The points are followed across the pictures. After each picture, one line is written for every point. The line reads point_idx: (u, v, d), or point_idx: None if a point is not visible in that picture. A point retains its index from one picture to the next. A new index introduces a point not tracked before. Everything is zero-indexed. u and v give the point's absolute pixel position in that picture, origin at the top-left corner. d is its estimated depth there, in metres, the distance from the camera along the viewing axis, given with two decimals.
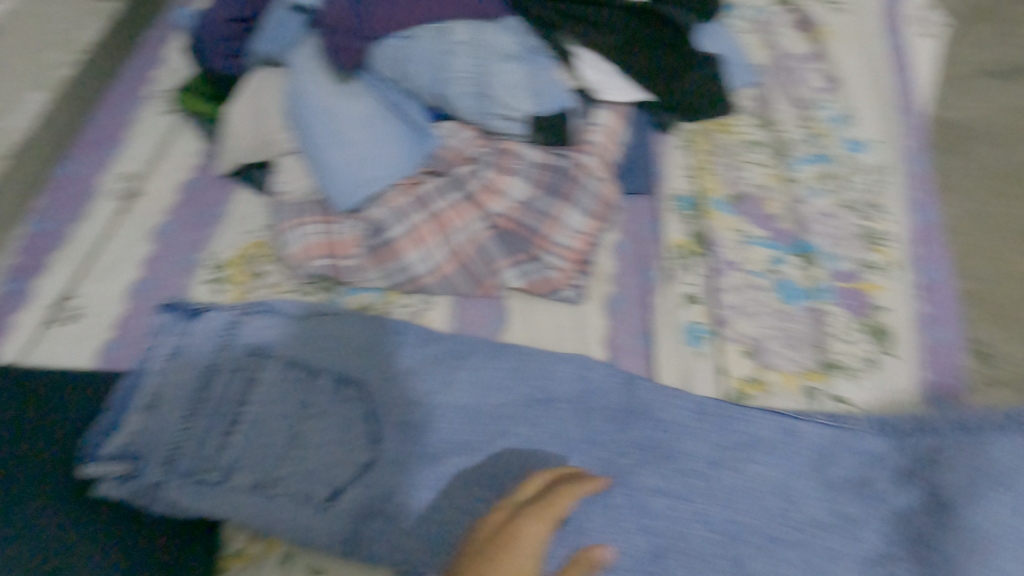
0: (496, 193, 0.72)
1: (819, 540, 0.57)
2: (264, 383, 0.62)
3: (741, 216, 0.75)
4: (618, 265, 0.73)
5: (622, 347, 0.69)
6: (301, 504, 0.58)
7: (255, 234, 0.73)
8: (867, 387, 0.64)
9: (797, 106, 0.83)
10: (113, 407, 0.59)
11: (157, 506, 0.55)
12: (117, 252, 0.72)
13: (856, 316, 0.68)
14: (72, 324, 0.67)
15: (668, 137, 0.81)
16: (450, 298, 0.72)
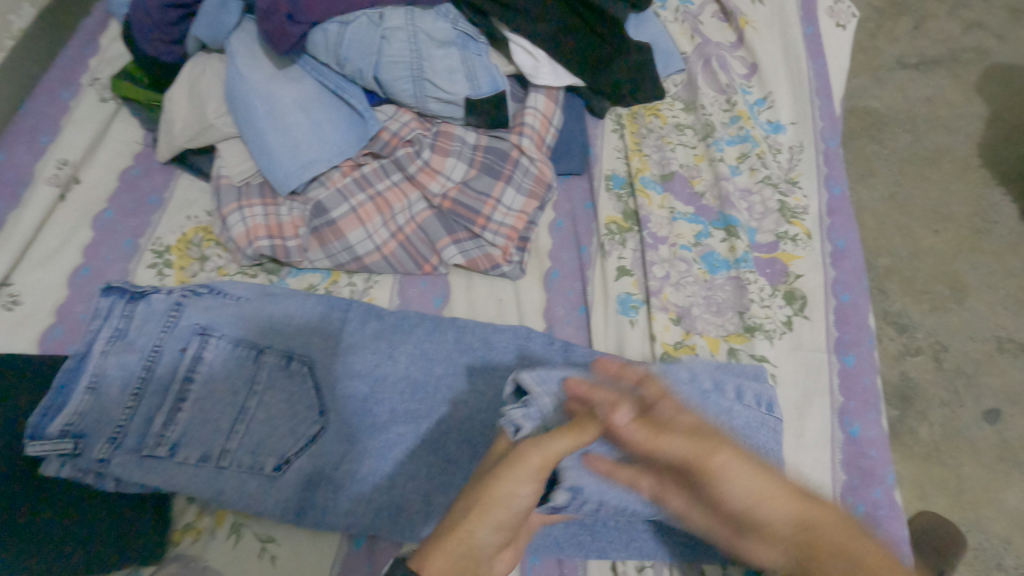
0: (436, 172, 0.74)
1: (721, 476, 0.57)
2: (209, 362, 0.64)
3: (669, 194, 0.79)
4: (555, 241, 0.78)
5: (559, 317, 0.73)
6: (251, 474, 0.61)
7: (198, 219, 0.78)
8: (784, 347, 0.67)
9: (720, 90, 0.87)
10: (54, 387, 0.60)
11: (104, 481, 0.59)
12: (56, 240, 0.74)
13: (771, 283, 0.72)
14: (8, 312, 0.69)
15: (601, 122, 0.86)
16: (393, 276, 0.75)
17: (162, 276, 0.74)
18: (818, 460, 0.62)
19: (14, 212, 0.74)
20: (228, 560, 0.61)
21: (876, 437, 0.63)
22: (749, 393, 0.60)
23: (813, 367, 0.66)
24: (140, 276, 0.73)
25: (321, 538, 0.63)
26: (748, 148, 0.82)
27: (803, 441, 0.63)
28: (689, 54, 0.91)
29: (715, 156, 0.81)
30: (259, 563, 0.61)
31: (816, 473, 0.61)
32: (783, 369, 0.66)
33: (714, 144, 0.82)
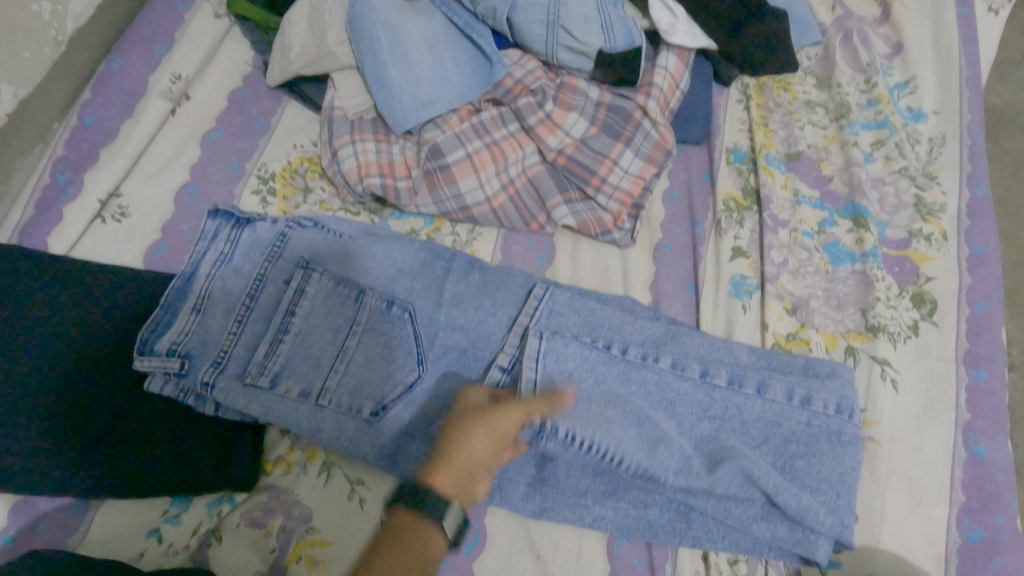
0: (555, 126, 0.71)
1: (815, 473, 0.55)
2: (310, 298, 0.63)
3: (794, 174, 0.75)
4: (668, 212, 0.74)
5: (665, 292, 0.70)
6: (348, 416, 0.61)
7: (304, 149, 0.77)
8: (909, 352, 0.63)
9: (858, 68, 0.81)
10: (162, 305, 0.60)
11: (203, 405, 0.59)
12: (164, 155, 0.73)
13: (898, 282, 0.67)
14: (117, 223, 0.69)
15: (726, 90, 0.81)
16: (497, 230, 0.73)
17: (266, 204, 0.73)
18: (936, 475, 0.58)
19: (128, 122, 0.74)
20: (319, 498, 0.61)
21: (1004, 459, 0.59)
22: (776, 386, 0.58)
23: (938, 376, 0.62)
24: (245, 202, 0.73)
25: None
26: (885, 134, 0.76)
27: (925, 455, 0.59)
28: (827, 26, 0.84)
29: (848, 139, 0.75)
30: (348, 504, 0.61)
31: (937, 491, 0.58)
32: (905, 374, 0.62)
33: (848, 127, 0.76)
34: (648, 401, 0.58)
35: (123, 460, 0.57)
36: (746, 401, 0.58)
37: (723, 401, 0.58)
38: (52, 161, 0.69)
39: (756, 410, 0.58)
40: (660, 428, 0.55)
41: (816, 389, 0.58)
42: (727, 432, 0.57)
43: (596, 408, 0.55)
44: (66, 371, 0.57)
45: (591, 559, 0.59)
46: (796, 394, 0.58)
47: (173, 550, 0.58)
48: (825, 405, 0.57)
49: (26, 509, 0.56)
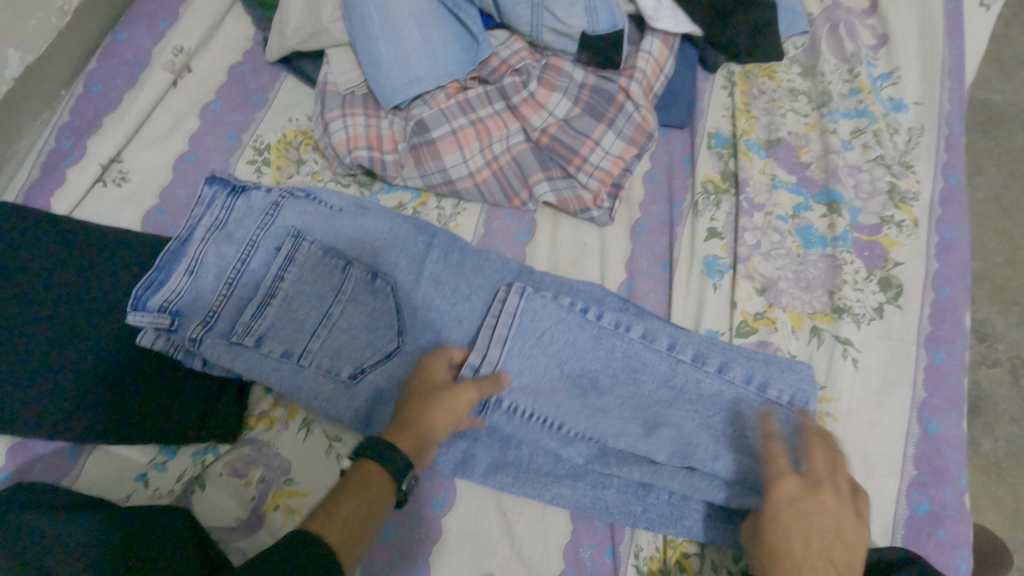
0: (539, 106, 0.73)
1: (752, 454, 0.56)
2: (298, 265, 0.65)
3: (773, 160, 0.77)
4: (647, 193, 0.77)
5: (640, 270, 0.72)
6: (328, 377, 0.64)
7: (298, 122, 0.80)
8: (872, 333, 0.65)
9: (843, 58, 0.83)
10: (157, 265, 0.63)
11: (191, 362, 0.62)
12: (164, 124, 0.77)
13: (867, 266, 0.69)
14: (118, 188, 0.73)
15: (712, 77, 0.83)
16: (481, 206, 0.75)
17: (260, 173, 0.76)
18: (889, 450, 0.60)
19: (132, 92, 0.77)
20: (299, 453, 0.64)
21: (957, 438, 0.61)
22: (736, 368, 0.59)
23: (898, 357, 0.64)
24: (240, 170, 0.76)
25: None
26: (865, 122, 0.77)
27: (881, 434, 0.61)
28: (816, 16, 0.86)
29: (828, 127, 0.77)
30: (326, 459, 0.64)
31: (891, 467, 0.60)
32: (866, 354, 0.64)
33: (829, 115, 0.78)
34: (608, 369, 0.60)
35: (112, 412, 0.60)
36: (704, 378, 0.59)
37: (684, 376, 0.59)
38: (58, 128, 0.73)
39: (712, 388, 0.59)
40: (602, 401, 0.60)
41: (774, 377, 0.58)
42: (679, 405, 0.59)
43: (560, 336, 0.61)
44: (74, 320, 0.62)
45: (554, 520, 0.62)
46: (753, 379, 0.58)
47: (159, 494, 0.61)
48: (778, 396, 0.57)
49: (24, 451, 0.60)
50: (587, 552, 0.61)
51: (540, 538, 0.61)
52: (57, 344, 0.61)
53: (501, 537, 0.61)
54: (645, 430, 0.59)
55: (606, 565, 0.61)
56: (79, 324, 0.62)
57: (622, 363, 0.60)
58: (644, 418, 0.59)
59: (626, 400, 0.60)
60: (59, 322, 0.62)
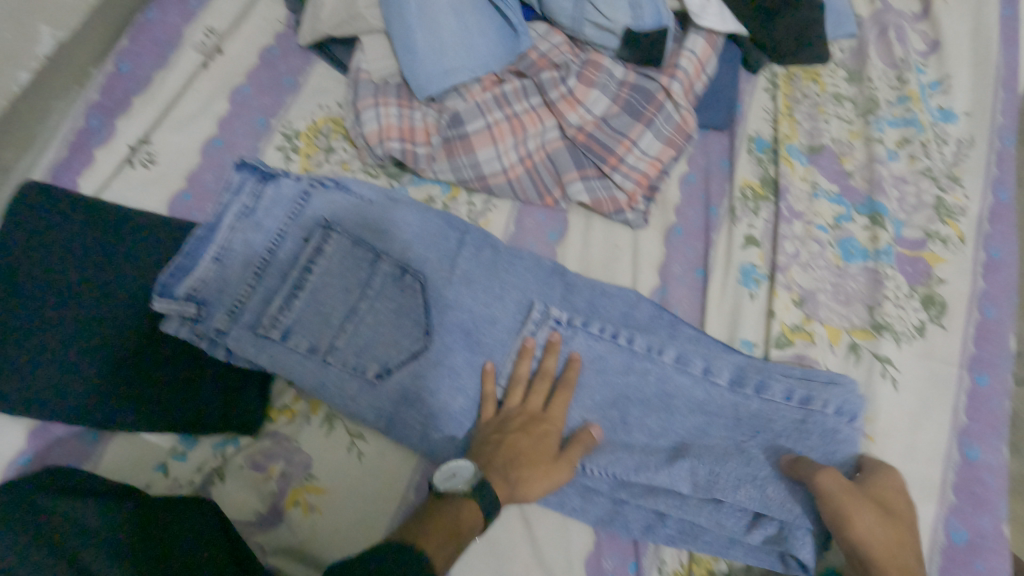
0: (577, 103, 0.72)
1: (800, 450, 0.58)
2: (327, 258, 0.65)
3: (814, 167, 0.74)
4: (683, 196, 0.75)
5: (674, 276, 0.71)
6: (353, 375, 0.62)
7: (328, 109, 0.78)
8: (912, 352, 0.63)
9: (890, 64, 0.80)
10: (184, 253, 0.61)
11: (215, 351, 0.61)
12: (193, 106, 0.75)
13: (909, 282, 0.67)
14: (145, 169, 0.71)
15: (754, 78, 0.81)
16: (512, 203, 0.74)
17: (289, 160, 0.74)
18: (927, 475, 0.58)
19: (161, 72, 0.76)
20: (320, 448, 0.63)
21: (999, 466, 0.59)
22: (775, 387, 0.61)
23: (938, 381, 0.62)
24: (268, 156, 0.74)
25: (402, 453, 0.64)
26: (913, 132, 0.74)
27: (920, 460, 0.59)
28: (864, 20, 0.83)
29: (873, 135, 0.75)
30: (348, 455, 0.63)
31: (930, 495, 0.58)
32: (906, 375, 0.62)
33: (875, 122, 0.75)
34: (641, 396, 0.63)
35: (133, 401, 0.59)
36: (743, 399, 0.61)
37: (720, 400, 0.62)
38: (85, 106, 0.72)
39: (751, 408, 0.61)
40: (631, 432, 0.62)
41: (816, 391, 0.60)
42: (717, 427, 0.61)
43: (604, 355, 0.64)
44: (99, 306, 0.61)
45: (575, 530, 0.61)
46: (794, 395, 0.60)
47: (178, 484, 0.60)
48: (824, 405, 0.59)
49: (43, 434, 0.59)
50: (610, 563, 0.60)
51: (561, 547, 0.60)
52: (81, 328, 0.60)
53: (522, 543, 0.60)
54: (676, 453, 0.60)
55: None
56: (104, 306, 0.61)
57: (657, 390, 0.63)
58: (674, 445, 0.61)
59: (658, 423, 0.62)
60: (82, 305, 0.61)
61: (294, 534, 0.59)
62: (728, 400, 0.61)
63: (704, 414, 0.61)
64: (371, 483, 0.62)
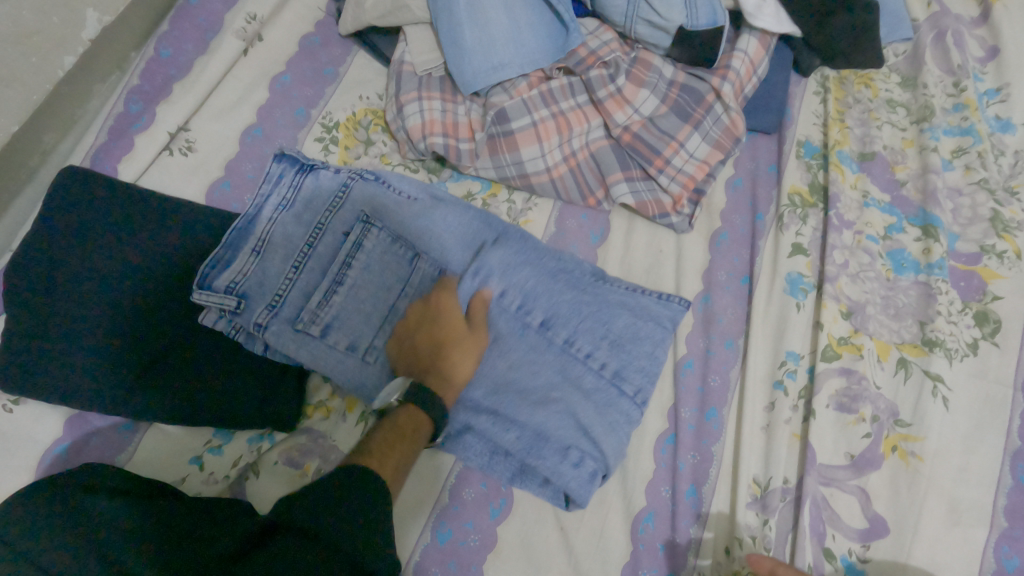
0: (625, 102, 0.69)
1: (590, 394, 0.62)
2: (367, 252, 0.63)
3: (865, 175, 0.72)
4: (729, 201, 0.73)
5: (718, 282, 0.69)
6: (389, 375, 0.62)
7: (368, 101, 0.78)
8: (966, 371, 0.61)
9: (947, 70, 0.78)
10: (225, 243, 0.61)
11: (251, 344, 0.60)
12: (232, 94, 0.74)
13: (963, 297, 0.64)
14: (184, 157, 0.70)
15: (805, 81, 0.79)
16: (554, 203, 0.72)
17: (328, 152, 0.73)
18: (979, 499, 0.56)
19: (203, 58, 0.74)
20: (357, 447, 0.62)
21: None
22: (581, 339, 0.64)
23: (992, 400, 0.60)
24: (307, 147, 0.73)
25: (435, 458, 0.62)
26: (969, 142, 0.72)
27: (972, 483, 0.57)
28: (921, 22, 0.81)
29: (928, 144, 0.72)
30: None
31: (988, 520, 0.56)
32: (959, 392, 0.60)
33: (930, 131, 0.73)
34: (540, 365, 0.63)
35: (170, 393, 0.59)
36: (550, 341, 0.64)
37: (580, 369, 0.63)
38: (127, 91, 0.71)
39: (574, 355, 0.64)
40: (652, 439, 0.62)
41: (631, 338, 0.64)
42: (576, 391, 0.62)
43: (619, 340, 0.64)
44: (138, 294, 0.60)
45: (613, 539, 0.60)
46: (571, 336, 0.64)
47: (214, 479, 0.60)
48: (537, 318, 0.65)
49: (81, 423, 0.59)
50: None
51: (599, 557, 0.59)
52: (119, 320, 0.59)
53: (557, 551, 0.59)
54: (559, 411, 0.61)
55: None
56: (145, 297, 0.61)
57: (552, 360, 0.64)
58: (559, 405, 0.61)
59: (549, 384, 0.63)
60: (119, 295, 0.60)
61: None
62: (573, 363, 0.64)
63: (560, 375, 0.63)
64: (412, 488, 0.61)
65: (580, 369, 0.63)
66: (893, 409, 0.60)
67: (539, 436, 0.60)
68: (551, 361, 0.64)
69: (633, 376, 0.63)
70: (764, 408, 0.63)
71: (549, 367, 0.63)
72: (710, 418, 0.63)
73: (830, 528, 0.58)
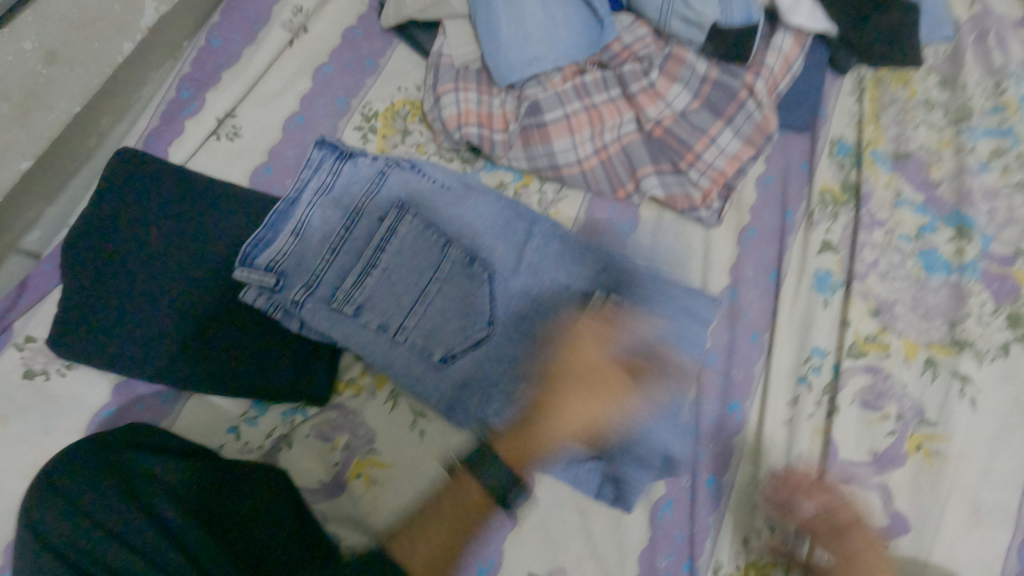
0: (658, 97, 0.71)
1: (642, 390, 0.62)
2: (400, 237, 0.65)
3: (899, 175, 0.72)
4: (759, 197, 0.73)
5: (745, 278, 0.70)
6: (418, 355, 0.64)
7: (407, 92, 0.79)
8: (995, 372, 0.60)
9: (989, 71, 0.77)
10: (266, 224, 0.63)
11: (290, 322, 0.64)
12: (277, 82, 0.77)
13: (997, 299, 0.63)
14: (230, 142, 0.74)
15: (841, 80, 0.79)
16: (584, 194, 0.73)
17: (366, 141, 0.76)
18: (1004, 501, 0.55)
19: (250, 48, 0.78)
20: (384, 423, 0.64)
21: None
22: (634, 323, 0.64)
23: (1022, 402, 0.58)
24: (347, 136, 0.76)
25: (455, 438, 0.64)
26: (1008, 144, 0.71)
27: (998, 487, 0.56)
28: (963, 22, 0.80)
29: (965, 144, 0.72)
30: (408, 434, 0.64)
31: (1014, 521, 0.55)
32: (988, 393, 0.59)
33: (967, 132, 0.72)
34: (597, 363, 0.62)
35: (209, 364, 0.62)
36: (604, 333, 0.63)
37: (636, 362, 0.62)
38: (178, 78, 0.75)
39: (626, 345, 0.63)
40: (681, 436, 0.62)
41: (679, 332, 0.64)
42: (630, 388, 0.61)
43: (664, 336, 0.64)
44: (186, 268, 0.64)
45: (631, 525, 0.61)
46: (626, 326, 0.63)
47: (248, 448, 0.62)
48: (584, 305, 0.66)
49: (127, 390, 0.62)
50: (664, 562, 0.59)
51: (615, 541, 0.60)
52: (166, 295, 0.62)
53: (576, 533, 0.61)
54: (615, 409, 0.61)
55: None
56: (192, 273, 0.64)
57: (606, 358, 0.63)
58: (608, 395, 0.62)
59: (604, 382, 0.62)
60: (169, 272, 0.63)
61: (356, 504, 0.61)
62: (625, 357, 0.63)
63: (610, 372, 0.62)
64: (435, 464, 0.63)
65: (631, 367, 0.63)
66: (919, 408, 0.60)
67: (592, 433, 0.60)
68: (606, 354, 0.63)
69: (666, 372, 0.63)
70: (787, 402, 0.64)
71: (605, 367, 0.62)
72: (732, 410, 0.64)
73: None
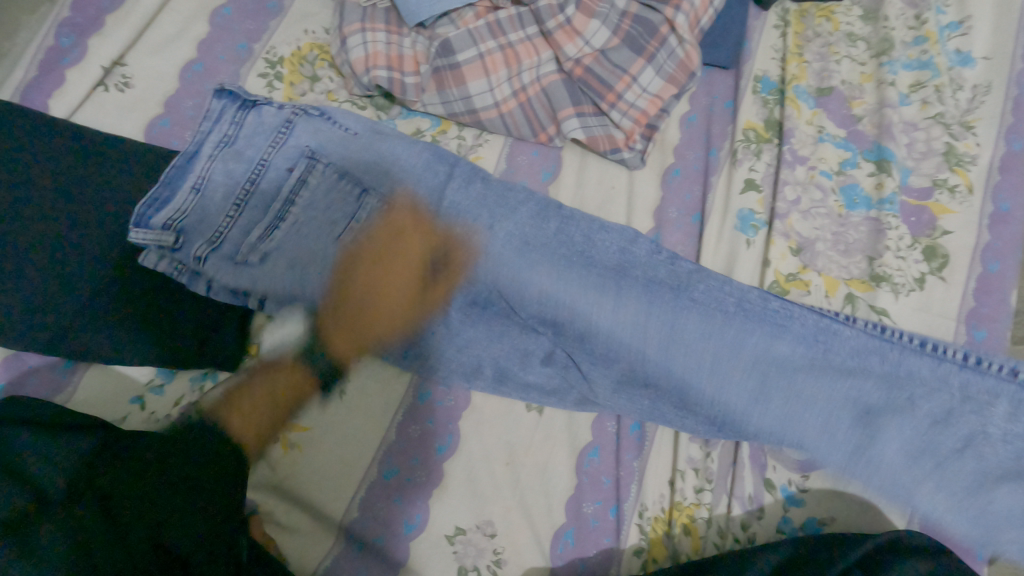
0: (575, 34, 0.67)
1: (581, 345, 0.60)
2: (310, 188, 0.62)
3: (822, 111, 0.71)
4: (683, 136, 0.72)
5: (669, 221, 0.68)
6: (346, 309, 0.62)
7: (314, 35, 0.74)
8: (908, 304, 0.61)
9: (910, 2, 0.76)
10: (164, 180, 0.59)
11: (193, 285, 0.59)
12: (172, 28, 0.72)
13: (914, 232, 0.64)
14: (120, 93, 0.68)
15: (765, 14, 0.77)
16: (506, 139, 0.71)
17: (272, 88, 0.71)
18: (945, 433, 0.53)
19: None
20: (299, 387, 0.61)
21: None
22: (575, 276, 0.59)
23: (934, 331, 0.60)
24: (250, 83, 0.71)
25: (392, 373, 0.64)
26: (927, 76, 0.71)
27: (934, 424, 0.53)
28: None
29: (886, 77, 0.71)
30: (327, 394, 0.62)
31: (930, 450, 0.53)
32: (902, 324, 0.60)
33: (887, 65, 0.72)
34: (503, 300, 0.60)
35: (111, 331, 0.58)
36: (503, 287, 0.60)
37: (566, 313, 0.59)
38: (57, 23, 0.69)
39: (537, 299, 0.59)
40: (609, 367, 0.60)
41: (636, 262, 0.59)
42: (576, 337, 0.60)
43: (603, 285, 0.59)
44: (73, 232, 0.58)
45: (557, 472, 0.61)
46: (550, 275, 0.59)
47: (155, 418, 0.59)
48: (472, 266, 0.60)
49: (16, 364, 0.58)
50: (590, 508, 0.59)
51: (542, 490, 0.60)
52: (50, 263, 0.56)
53: (504, 484, 0.60)
54: (522, 347, 0.63)
55: (609, 522, 0.59)
56: (76, 240, 0.58)
57: (511, 298, 0.60)
58: (537, 339, 0.62)
59: (522, 337, 0.63)
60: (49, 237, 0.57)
61: (272, 470, 0.59)
62: (528, 301, 0.60)
63: (552, 317, 0.60)
64: (358, 421, 0.61)
65: (559, 313, 0.59)
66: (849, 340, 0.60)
67: (536, 375, 0.63)
68: (533, 297, 0.59)
69: (615, 313, 0.58)
70: None
71: (543, 310, 0.60)
72: None
73: (771, 460, 0.59)
